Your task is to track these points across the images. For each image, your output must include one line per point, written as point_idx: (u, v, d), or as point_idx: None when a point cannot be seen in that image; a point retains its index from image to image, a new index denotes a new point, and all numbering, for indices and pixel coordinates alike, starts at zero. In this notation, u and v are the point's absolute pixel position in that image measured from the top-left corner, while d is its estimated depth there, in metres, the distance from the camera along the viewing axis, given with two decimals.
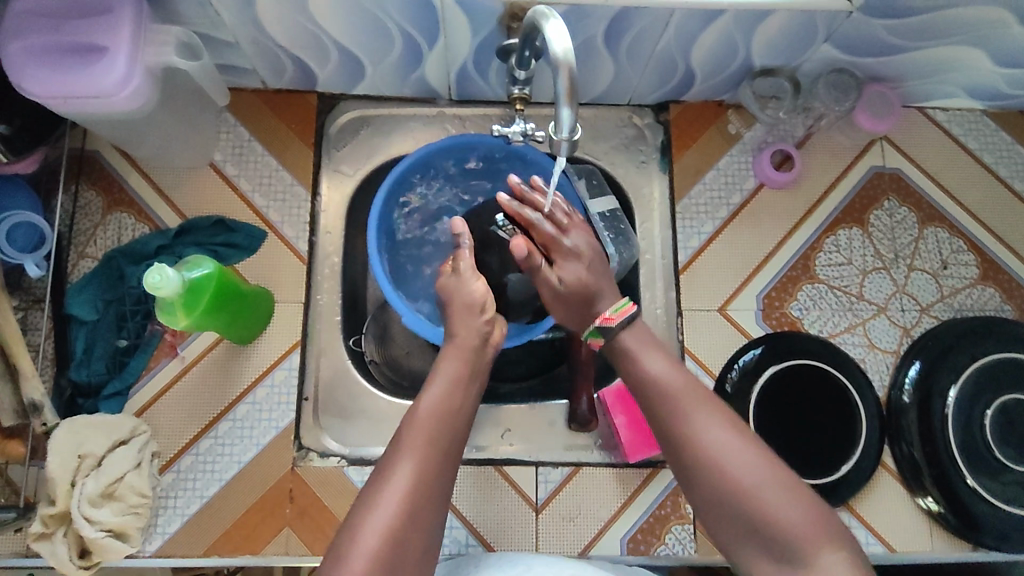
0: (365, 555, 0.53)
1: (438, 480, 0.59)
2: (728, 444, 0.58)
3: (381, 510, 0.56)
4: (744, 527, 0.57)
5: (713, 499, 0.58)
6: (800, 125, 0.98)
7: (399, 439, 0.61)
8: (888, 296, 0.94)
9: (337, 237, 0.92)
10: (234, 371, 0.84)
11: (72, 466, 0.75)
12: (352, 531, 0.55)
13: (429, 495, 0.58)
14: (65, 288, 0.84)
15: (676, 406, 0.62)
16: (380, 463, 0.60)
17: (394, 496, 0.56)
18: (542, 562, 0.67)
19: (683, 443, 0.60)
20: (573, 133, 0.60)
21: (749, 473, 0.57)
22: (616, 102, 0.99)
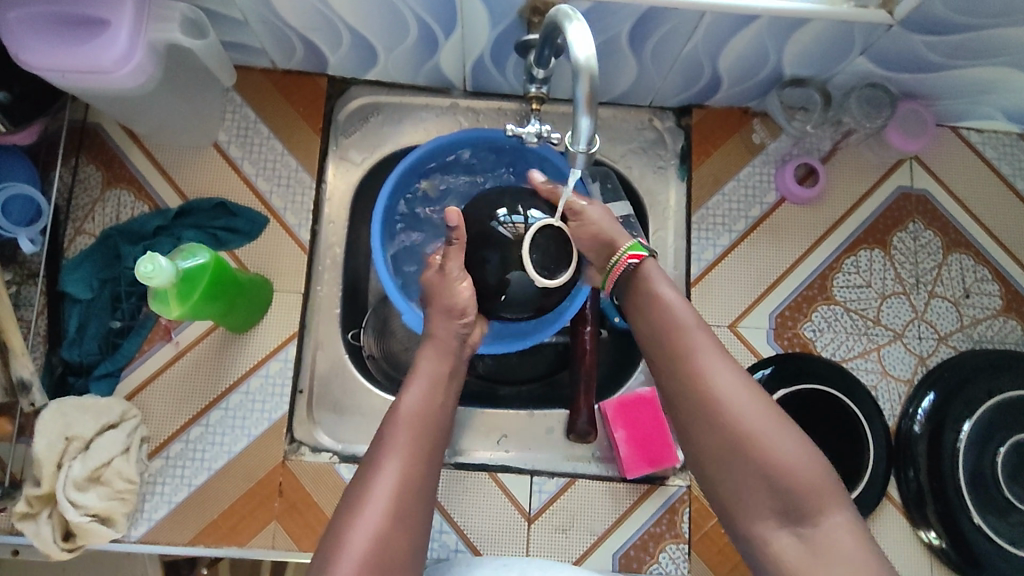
0: (357, 552, 0.54)
1: (422, 479, 0.59)
2: (739, 391, 0.58)
3: (370, 511, 0.56)
4: (750, 475, 0.56)
5: (719, 449, 0.57)
6: (827, 139, 0.94)
7: (380, 440, 0.61)
8: (905, 323, 0.91)
9: (341, 227, 0.90)
10: (229, 360, 0.83)
11: (59, 449, 0.73)
12: (341, 531, 0.55)
13: (415, 494, 0.58)
14: (61, 264, 0.83)
15: (688, 358, 0.60)
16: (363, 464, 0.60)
17: (381, 495, 0.57)
18: (537, 566, 0.66)
19: (691, 390, 0.59)
20: (590, 145, 0.57)
21: (756, 420, 0.57)
22: (636, 103, 0.95)
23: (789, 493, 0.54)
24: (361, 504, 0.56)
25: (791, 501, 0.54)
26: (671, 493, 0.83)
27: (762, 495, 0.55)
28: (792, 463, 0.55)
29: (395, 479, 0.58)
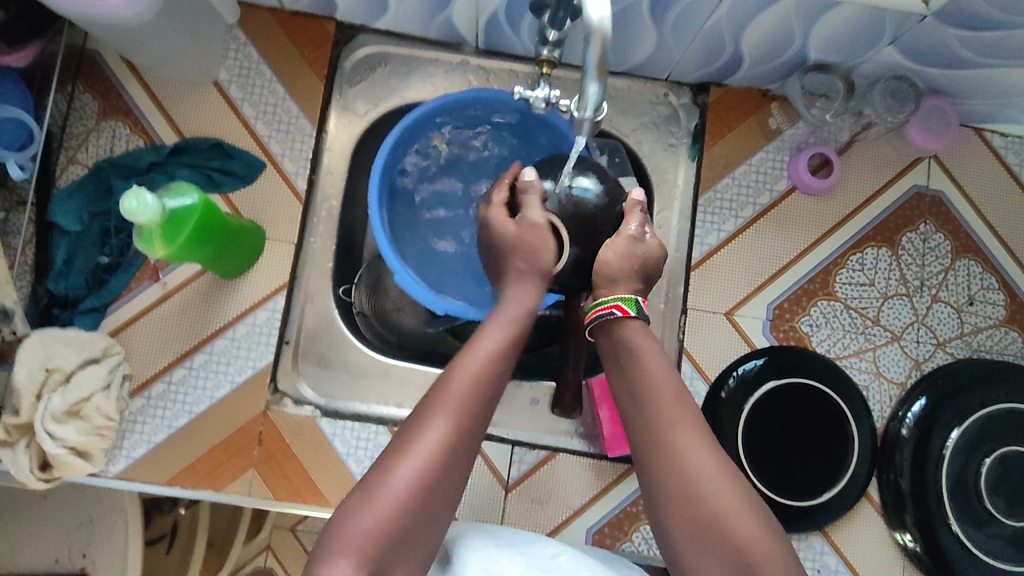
0: (394, 494, 0.54)
1: (466, 445, 0.58)
2: (710, 470, 0.58)
3: (413, 457, 0.55)
4: (716, 556, 0.55)
5: (688, 531, 0.57)
6: (846, 130, 0.91)
7: (434, 394, 0.60)
8: (904, 325, 0.89)
9: (339, 178, 0.88)
10: (216, 305, 0.81)
11: (39, 379, 0.73)
12: (378, 480, 0.55)
13: (457, 458, 0.57)
14: (51, 194, 0.81)
15: (656, 426, 0.61)
16: (412, 413, 0.59)
17: (424, 451, 0.56)
18: (523, 540, 0.65)
19: (663, 466, 0.59)
20: (596, 112, 0.57)
21: (724, 500, 0.56)
22: (653, 76, 0.92)
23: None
24: (403, 455, 0.56)
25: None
26: None
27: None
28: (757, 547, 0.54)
29: (441, 437, 0.57)
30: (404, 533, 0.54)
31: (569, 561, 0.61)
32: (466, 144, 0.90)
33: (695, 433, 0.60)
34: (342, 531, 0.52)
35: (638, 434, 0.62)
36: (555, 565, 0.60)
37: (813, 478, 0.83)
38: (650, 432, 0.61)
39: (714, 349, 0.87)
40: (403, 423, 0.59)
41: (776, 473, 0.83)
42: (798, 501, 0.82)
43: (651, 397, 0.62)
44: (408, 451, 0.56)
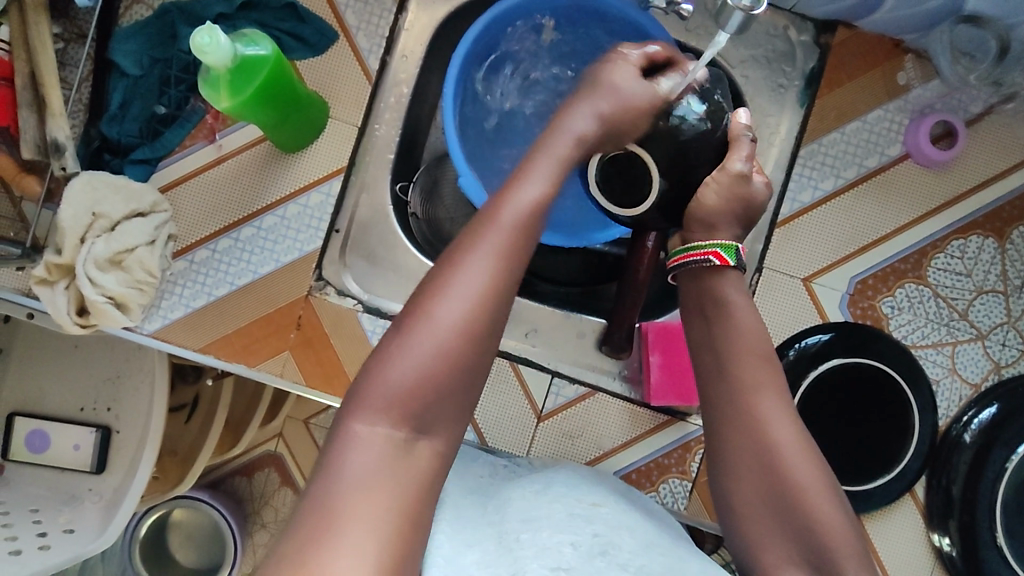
0: (430, 344, 0.49)
1: (509, 282, 0.52)
2: (793, 439, 0.57)
3: (450, 301, 0.50)
4: (783, 519, 0.55)
5: (757, 492, 0.56)
6: (979, 100, 0.81)
7: (474, 230, 0.53)
8: (993, 325, 0.81)
9: (412, 65, 0.81)
10: (269, 178, 0.77)
11: (84, 223, 0.70)
12: (408, 330, 0.50)
13: (503, 293, 0.51)
14: (113, 31, 0.76)
15: (739, 381, 0.59)
16: (444, 255, 0.53)
17: (462, 294, 0.50)
18: (561, 485, 0.63)
19: (745, 428, 0.58)
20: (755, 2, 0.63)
21: (801, 468, 0.56)
22: (778, 3, 0.82)
23: (822, 543, 0.53)
24: (434, 304, 0.50)
25: (821, 552, 0.53)
26: (689, 430, 0.79)
27: (792, 540, 0.54)
28: (828, 517, 0.54)
29: (482, 283, 0.51)
30: (444, 380, 0.49)
31: (608, 513, 0.59)
32: (540, 55, 0.84)
33: (778, 398, 0.59)
34: (375, 387, 0.49)
35: (712, 394, 0.60)
36: (598, 517, 0.58)
37: (857, 463, 0.79)
38: (731, 391, 0.59)
39: (784, 315, 0.80)
40: (433, 270, 0.53)
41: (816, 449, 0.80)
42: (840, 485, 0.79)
43: (734, 363, 0.60)
44: (441, 300, 0.50)
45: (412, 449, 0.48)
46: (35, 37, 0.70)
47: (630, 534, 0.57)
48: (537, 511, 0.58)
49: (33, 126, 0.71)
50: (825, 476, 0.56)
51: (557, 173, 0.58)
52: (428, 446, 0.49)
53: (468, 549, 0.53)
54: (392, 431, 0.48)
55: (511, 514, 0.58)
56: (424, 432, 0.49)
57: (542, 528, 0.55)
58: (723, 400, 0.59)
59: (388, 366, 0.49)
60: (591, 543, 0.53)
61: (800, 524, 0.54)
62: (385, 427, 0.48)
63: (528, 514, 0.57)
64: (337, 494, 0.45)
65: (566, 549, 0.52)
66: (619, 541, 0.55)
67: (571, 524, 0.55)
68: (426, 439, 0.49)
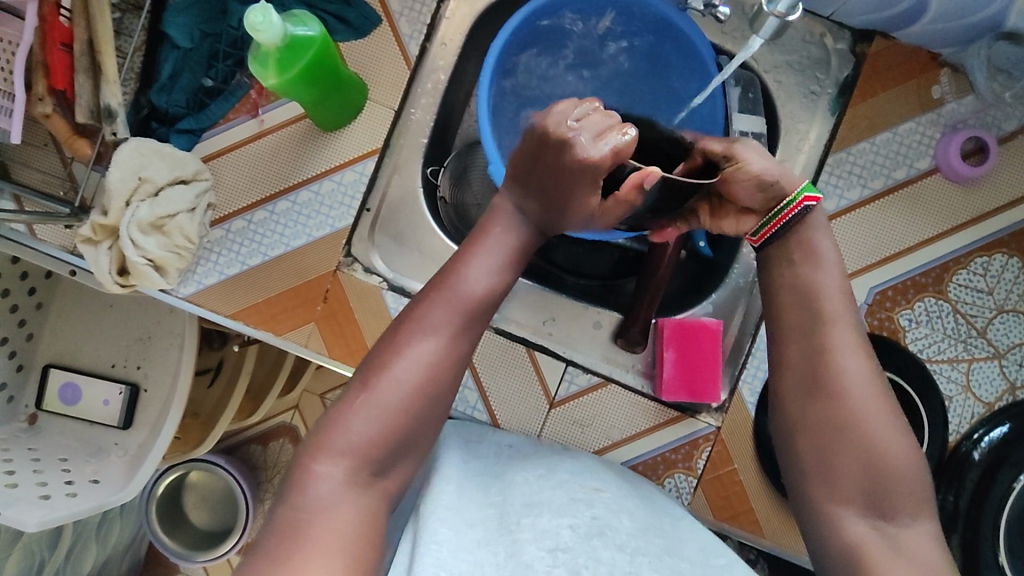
0: (383, 405, 0.57)
1: (454, 358, 0.61)
2: (866, 387, 0.60)
3: (404, 370, 0.58)
4: (849, 462, 0.59)
5: (822, 437, 0.60)
6: (1015, 117, 0.81)
7: (433, 302, 0.62)
8: (1011, 345, 0.81)
9: (451, 52, 0.83)
10: (306, 154, 0.80)
11: (131, 186, 0.74)
12: (367, 383, 0.58)
13: (448, 367, 0.60)
14: (167, 4, 0.79)
15: (812, 327, 0.63)
16: (401, 323, 0.62)
17: (414, 365, 0.59)
18: (565, 472, 0.65)
19: (822, 378, 0.61)
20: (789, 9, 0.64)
21: (873, 415, 0.59)
22: (816, 10, 0.83)
23: (883, 484, 0.58)
24: (390, 366, 0.58)
25: (877, 494, 0.58)
26: (698, 428, 0.80)
27: (856, 481, 0.58)
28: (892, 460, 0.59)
29: (430, 355, 0.59)
30: (391, 438, 0.57)
31: (609, 499, 0.61)
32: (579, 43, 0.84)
33: (854, 348, 0.62)
34: (336, 437, 0.56)
35: (788, 344, 0.63)
36: (598, 500, 0.60)
37: None
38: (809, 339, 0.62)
39: None
40: (391, 335, 0.61)
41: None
42: None
43: (818, 321, 0.63)
44: (395, 363, 0.58)
45: (369, 487, 0.56)
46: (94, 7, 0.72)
47: (631, 519, 0.60)
48: (539, 496, 0.60)
49: (88, 92, 0.74)
50: (893, 423, 0.60)
51: (517, 247, 0.66)
52: (385, 485, 0.57)
53: (470, 528, 0.55)
54: (348, 471, 0.55)
55: (514, 498, 0.61)
56: (380, 474, 0.57)
57: (543, 511, 0.58)
58: (799, 353, 0.62)
59: (348, 420, 0.56)
60: (589, 525, 0.56)
61: (863, 466, 0.58)
62: (343, 472, 0.55)
63: (530, 499, 0.60)
64: (303, 519, 0.52)
65: (564, 531, 0.55)
66: (617, 524, 0.57)
67: (571, 507, 0.58)
68: (381, 480, 0.57)
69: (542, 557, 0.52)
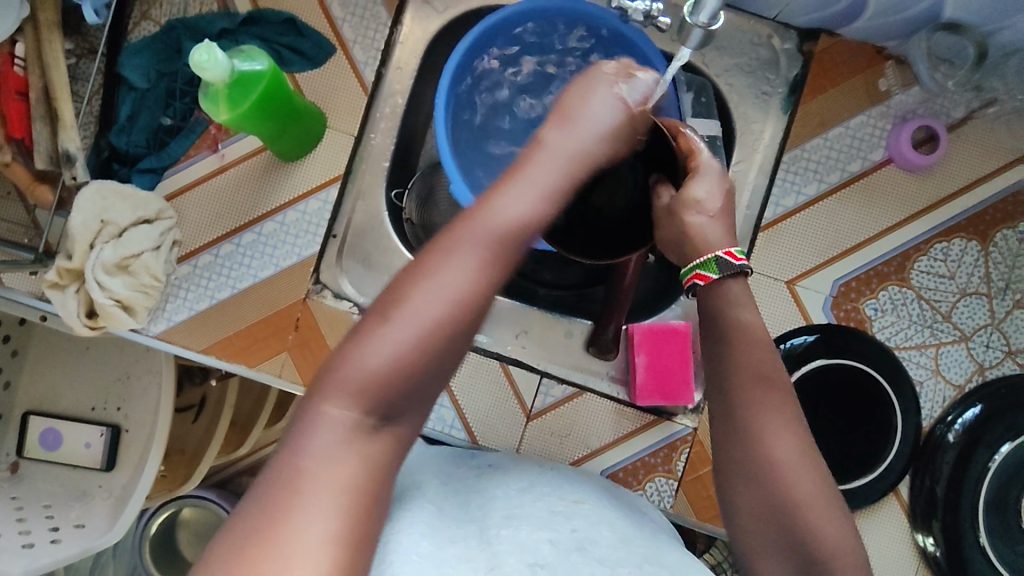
0: (407, 330, 0.46)
1: (497, 279, 0.48)
2: (799, 461, 0.54)
3: (433, 290, 0.46)
4: (781, 549, 0.53)
5: (762, 514, 0.54)
6: (962, 104, 0.83)
7: (471, 212, 0.50)
8: (977, 327, 0.82)
9: (408, 75, 0.85)
10: (270, 186, 0.80)
11: (93, 229, 0.74)
12: (385, 311, 0.47)
13: (487, 288, 0.48)
14: (122, 46, 0.79)
15: (743, 398, 0.56)
16: (430, 243, 0.49)
17: (446, 285, 0.47)
18: (547, 485, 0.65)
19: (751, 459, 0.55)
20: (712, 20, 0.62)
21: (810, 501, 0.53)
22: (761, 12, 0.85)
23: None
24: (417, 290, 0.47)
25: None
26: (675, 430, 0.81)
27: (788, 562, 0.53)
28: (832, 541, 0.52)
29: (468, 274, 0.47)
30: (413, 372, 0.46)
31: (592, 510, 0.62)
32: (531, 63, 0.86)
33: (789, 420, 0.56)
34: (347, 366, 0.45)
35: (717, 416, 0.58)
36: (578, 513, 0.60)
37: (838, 465, 0.81)
38: (733, 416, 0.56)
39: (768, 316, 0.82)
40: (416, 257, 0.49)
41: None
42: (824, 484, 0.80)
43: (748, 395, 0.56)
44: (421, 287, 0.47)
45: (373, 436, 0.45)
46: (48, 54, 0.74)
47: (613, 531, 0.59)
48: (518, 509, 0.59)
49: (46, 138, 0.74)
50: (828, 495, 0.54)
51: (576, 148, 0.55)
52: (392, 432, 0.46)
53: (450, 544, 0.52)
54: (356, 415, 0.45)
55: (493, 511, 0.59)
56: (387, 420, 0.46)
57: (522, 524, 0.57)
58: (724, 413, 0.57)
59: (364, 348, 0.45)
60: (570, 539, 0.55)
61: (797, 553, 0.52)
62: (350, 416, 0.45)
63: (509, 511, 0.59)
64: (302, 472, 0.42)
65: (545, 546, 0.54)
66: (596, 536, 0.57)
67: (552, 521, 0.57)
68: (389, 429, 0.46)
69: (522, 571, 0.50)
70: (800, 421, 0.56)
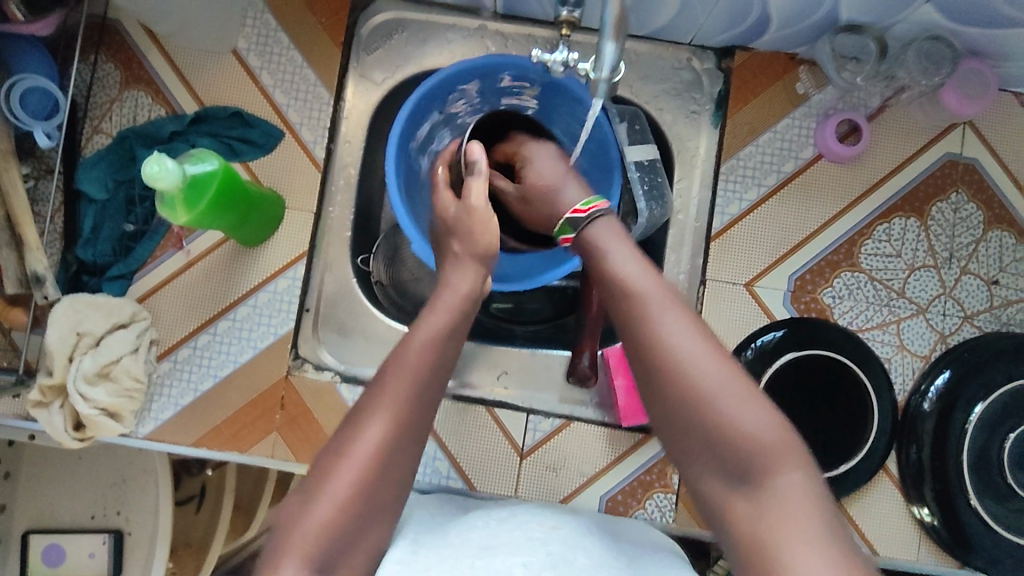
0: (341, 491, 0.53)
1: (411, 435, 0.57)
2: (699, 352, 0.54)
3: (354, 456, 0.54)
4: (705, 448, 0.52)
5: (678, 419, 0.53)
6: (877, 94, 0.88)
7: (380, 380, 0.58)
8: (931, 298, 0.86)
9: (357, 147, 0.88)
10: (239, 272, 0.83)
11: (70, 342, 0.75)
12: (314, 483, 0.54)
13: (405, 443, 0.56)
14: (78, 162, 0.82)
15: (640, 311, 0.57)
16: (352, 412, 0.58)
17: (367, 448, 0.55)
18: (526, 511, 0.64)
19: (662, 368, 0.54)
20: (614, 73, 0.59)
21: (728, 395, 0.52)
22: (677, 39, 0.90)
23: (754, 473, 0.50)
24: (341, 460, 0.55)
25: (746, 483, 0.50)
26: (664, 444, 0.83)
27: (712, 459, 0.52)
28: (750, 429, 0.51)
29: (383, 435, 0.55)
30: (352, 528, 0.53)
31: (568, 535, 0.59)
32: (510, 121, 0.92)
33: (684, 320, 0.56)
34: (289, 531, 0.52)
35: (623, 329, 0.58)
36: (555, 537, 0.58)
37: (822, 447, 0.84)
38: (636, 323, 0.57)
39: (733, 321, 0.86)
40: (341, 430, 0.58)
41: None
42: None
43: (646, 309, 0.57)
44: (346, 456, 0.55)
45: None
46: (6, 182, 0.76)
47: (588, 555, 0.56)
48: (495, 539, 0.58)
49: (13, 262, 0.76)
50: (738, 384, 0.53)
51: (456, 313, 0.64)
52: None
53: None
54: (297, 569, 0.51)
55: (470, 540, 0.58)
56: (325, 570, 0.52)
57: (498, 553, 0.55)
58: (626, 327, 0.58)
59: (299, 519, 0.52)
60: (544, 561, 0.54)
61: (718, 449, 0.52)
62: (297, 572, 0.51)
63: (486, 542, 0.57)
64: None
65: (517, 569, 0.52)
66: (572, 557, 0.55)
67: (528, 545, 0.56)
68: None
69: None
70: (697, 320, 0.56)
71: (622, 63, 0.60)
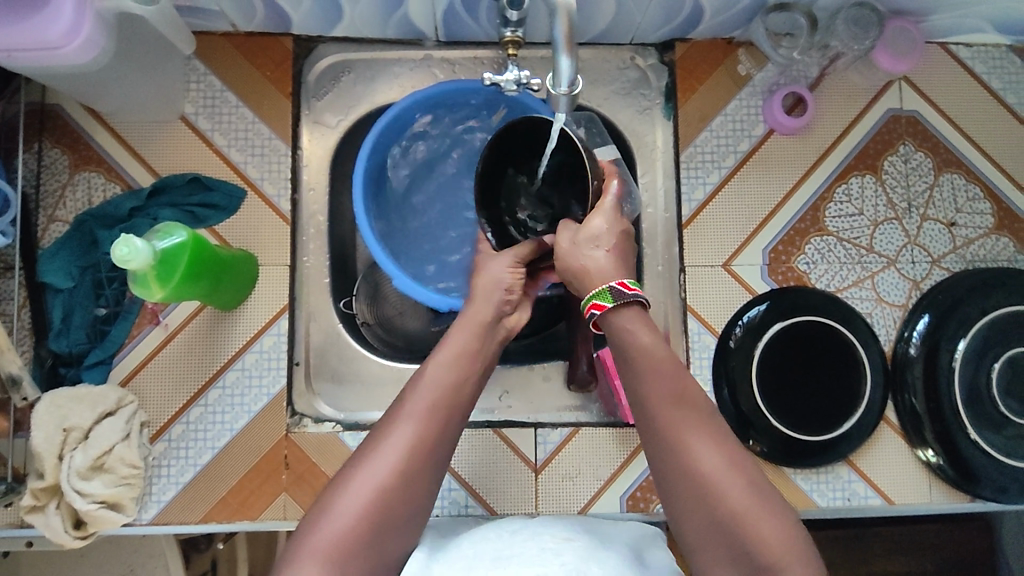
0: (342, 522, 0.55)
1: (422, 461, 0.59)
2: (724, 473, 0.56)
3: (358, 485, 0.57)
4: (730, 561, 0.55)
5: (701, 529, 0.56)
6: (815, 64, 0.91)
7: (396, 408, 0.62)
8: (898, 248, 0.90)
9: (322, 194, 0.88)
10: (221, 337, 0.81)
11: (58, 440, 0.73)
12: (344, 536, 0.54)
13: (414, 471, 0.58)
14: (38, 254, 0.80)
15: (669, 422, 0.59)
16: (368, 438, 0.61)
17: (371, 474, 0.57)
18: (539, 524, 0.61)
19: (689, 484, 0.57)
20: (573, 86, 0.61)
21: (757, 507, 0.55)
22: (618, 41, 0.92)
23: None
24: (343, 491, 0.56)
25: None
26: None
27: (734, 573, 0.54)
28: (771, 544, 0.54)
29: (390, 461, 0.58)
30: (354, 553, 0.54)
31: (582, 546, 0.56)
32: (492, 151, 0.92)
33: (714, 440, 0.58)
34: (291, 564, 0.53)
35: (652, 441, 0.60)
36: (568, 548, 0.55)
37: (822, 409, 0.85)
38: (666, 437, 0.59)
39: (718, 302, 0.88)
40: (364, 443, 0.61)
41: (780, 408, 0.85)
42: (817, 435, 0.84)
43: (676, 422, 0.59)
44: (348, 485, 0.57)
45: None
46: None
47: (604, 566, 0.54)
48: (508, 549, 0.56)
49: None
50: (761, 500, 0.56)
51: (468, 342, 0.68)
52: None
53: None
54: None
55: (483, 552, 0.56)
56: None
57: (512, 566, 0.53)
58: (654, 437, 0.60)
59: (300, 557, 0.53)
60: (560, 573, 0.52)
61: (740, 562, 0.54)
62: None
63: (500, 552, 0.55)
64: None
65: None
66: (586, 568, 0.53)
67: (541, 558, 0.53)
68: None
69: None
70: (724, 436, 0.59)
71: (579, 76, 0.61)
